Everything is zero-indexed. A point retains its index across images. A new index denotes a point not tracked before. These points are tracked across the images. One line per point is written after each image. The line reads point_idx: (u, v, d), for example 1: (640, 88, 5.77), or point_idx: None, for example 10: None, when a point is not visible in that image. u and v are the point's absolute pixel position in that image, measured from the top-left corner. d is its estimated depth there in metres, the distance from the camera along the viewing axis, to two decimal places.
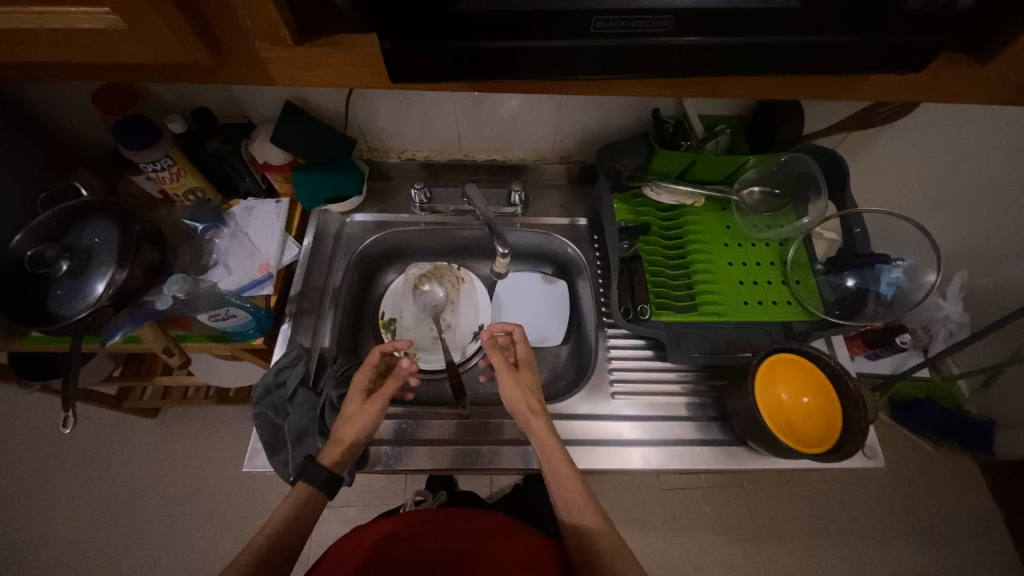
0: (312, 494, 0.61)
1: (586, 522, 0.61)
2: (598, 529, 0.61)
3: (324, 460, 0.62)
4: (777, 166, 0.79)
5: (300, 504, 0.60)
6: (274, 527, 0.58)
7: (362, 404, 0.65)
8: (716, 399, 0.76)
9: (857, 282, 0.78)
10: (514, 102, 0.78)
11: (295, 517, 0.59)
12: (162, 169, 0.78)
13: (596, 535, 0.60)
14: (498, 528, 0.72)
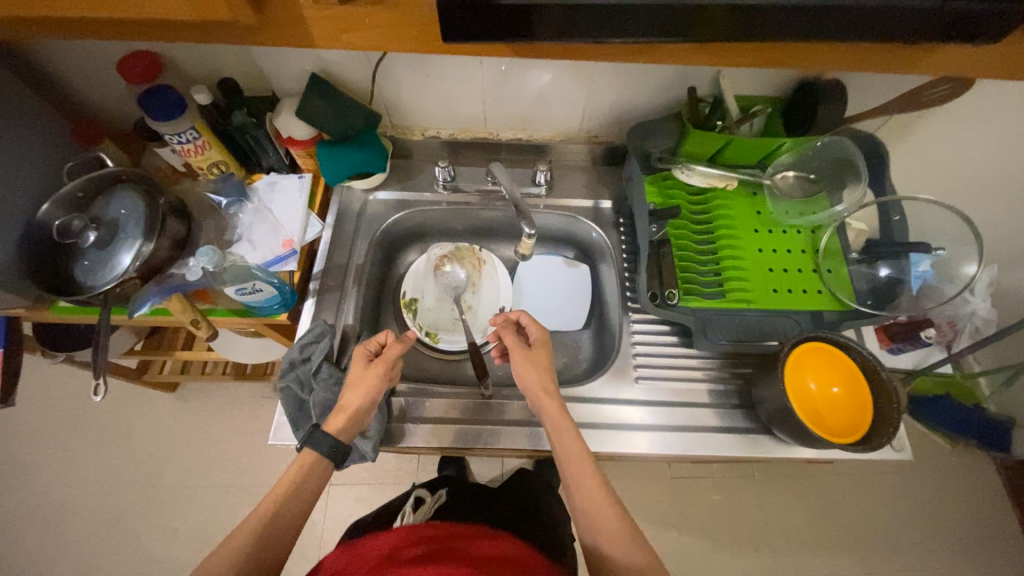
0: (318, 461, 0.61)
1: (599, 514, 0.60)
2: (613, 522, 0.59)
3: (330, 428, 0.62)
4: (813, 151, 0.77)
5: (305, 469, 0.60)
6: (283, 491, 0.58)
7: (362, 369, 0.66)
8: (741, 386, 0.75)
9: (891, 271, 0.76)
10: (544, 78, 0.76)
11: (300, 483, 0.59)
12: (188, 142, 0.77)
13: (609, 527, 0.58)
14: None
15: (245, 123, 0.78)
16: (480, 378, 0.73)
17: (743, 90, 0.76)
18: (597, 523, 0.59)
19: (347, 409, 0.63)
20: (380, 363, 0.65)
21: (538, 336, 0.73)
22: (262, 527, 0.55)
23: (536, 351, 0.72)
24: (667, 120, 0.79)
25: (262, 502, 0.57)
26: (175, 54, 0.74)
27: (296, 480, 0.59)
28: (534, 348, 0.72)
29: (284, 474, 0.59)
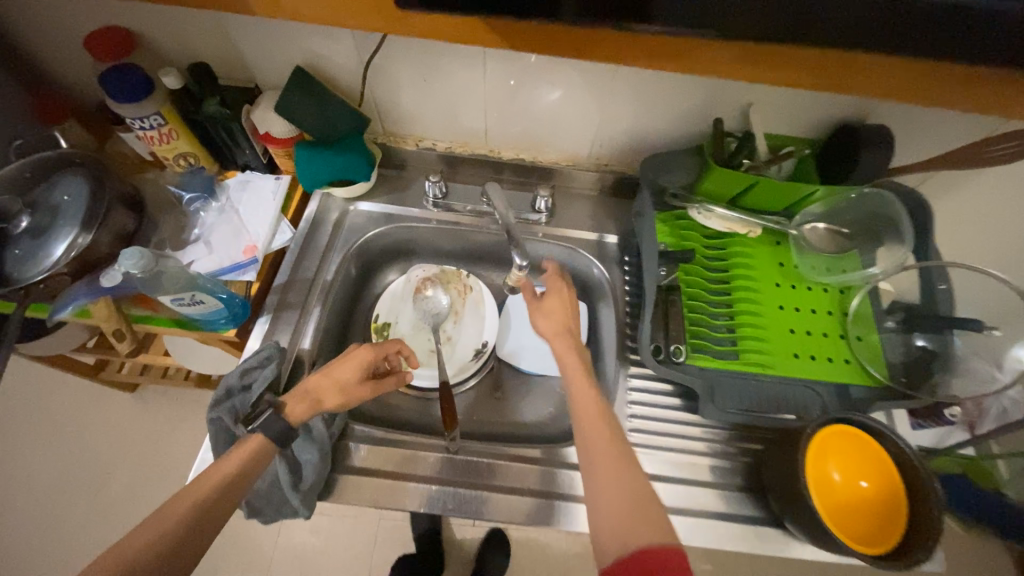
0: (264, 447, 0.52)
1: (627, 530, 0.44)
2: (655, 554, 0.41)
3: (289, 416, 0.54)
4: (847, 203, 0.69)
5: (250, 459, 0.51)
6: (225, 479, 0.48)
7: (356, 379, 0.58)
8: (750, 464, 0.65)
9: (931, 344, 0.66)
10: (553, 94, 0.68)
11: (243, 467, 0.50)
12: (151, 128, 0.69)
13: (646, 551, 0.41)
14: None
15: (216, 112, 0.70)
16: (448, 425, 0.63)
17: (774, 127, 0.68)
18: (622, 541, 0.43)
19: (320, 409, 0.56)
20: (372, 390, 0.59)
21: (567, 304, 0.65)
22: (194, 513, 0.45)
23: (555, 306, 0.65)
24: (688, 152, 0.71)
25: (198, 488, 0.46)
26: (150, 31, 0.67)
27: (242, 472, 0.49)
28: (556, 308, 0.65)
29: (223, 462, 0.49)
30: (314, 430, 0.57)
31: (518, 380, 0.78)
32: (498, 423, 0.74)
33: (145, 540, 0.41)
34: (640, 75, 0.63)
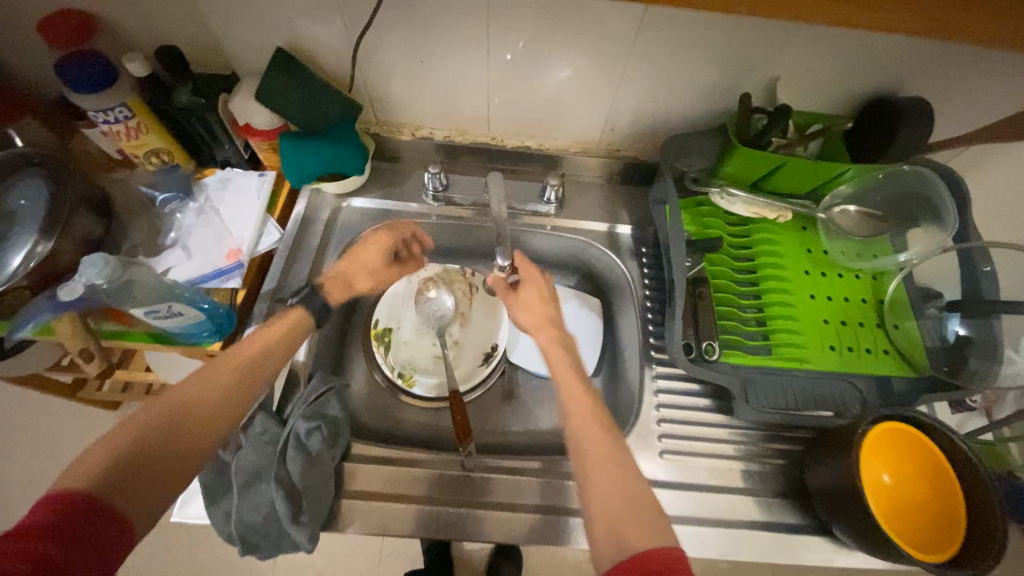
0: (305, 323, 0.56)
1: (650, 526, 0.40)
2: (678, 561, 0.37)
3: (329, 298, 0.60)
4: (879, 183, 0.65)
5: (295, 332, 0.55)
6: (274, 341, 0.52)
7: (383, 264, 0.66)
8: (788, 467, 0.60)
9: (972, 333, 0.62)
10: (562, 73, 0.62)
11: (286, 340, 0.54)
12: (116, 122, 0.63)
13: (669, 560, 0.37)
14: None
15: (189, 102, 0.63)
16: (461, 439, 0.57)
17: (801, 104, 0.63)
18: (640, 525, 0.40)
19: (352, 290, 0.63)
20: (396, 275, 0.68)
21: (541, 297, 0.62)
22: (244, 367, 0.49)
23: (535, 297, 0.61)
24: (708, 133, 0.65)
25: (249, 345, 0.51)
26: (112, 14, 0.60)
27: (281, 341, 0.53)
28: (534, 301, 0.61)
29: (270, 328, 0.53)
30: (314, 452, 0.51)
31: (531, 385, 0.72)
32: (512, 433, 0.69)
33: (197, 392, 0.45)
34: (658, 49, 0.57)
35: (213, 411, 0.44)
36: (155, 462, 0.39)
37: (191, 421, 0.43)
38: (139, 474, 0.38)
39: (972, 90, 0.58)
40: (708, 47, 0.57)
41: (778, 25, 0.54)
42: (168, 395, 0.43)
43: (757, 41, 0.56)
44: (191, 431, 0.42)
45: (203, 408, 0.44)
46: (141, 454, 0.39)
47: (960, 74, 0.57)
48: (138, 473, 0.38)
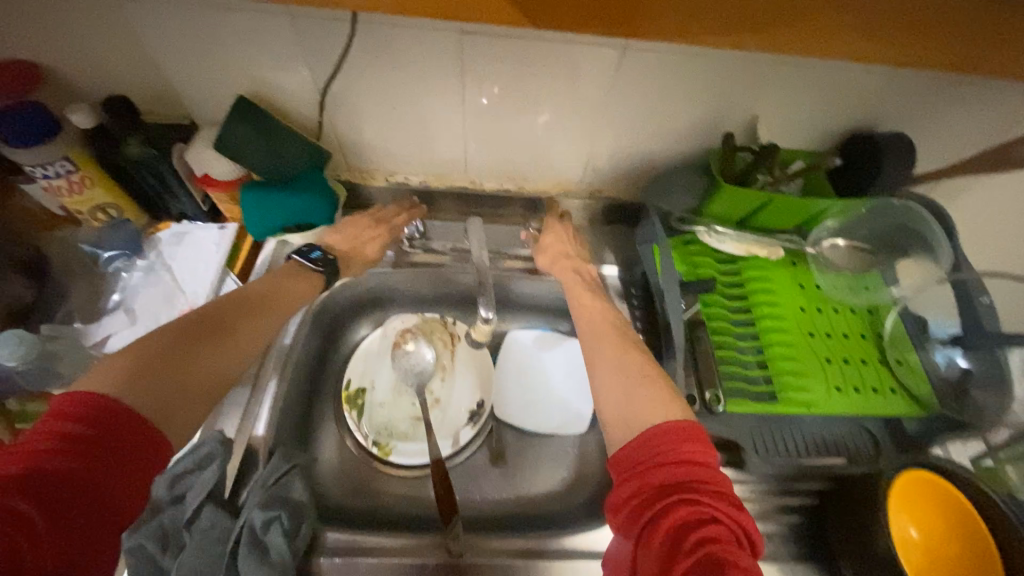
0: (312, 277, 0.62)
1: (698, 443, 0.42)
2: (729, 495, 0.40)
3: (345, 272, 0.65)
4: (865, 215, 0.64)
5: (299, 277, 0.61)
6: (285, 282, 0.59)
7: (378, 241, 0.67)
8: (808, 527, 0.55)
9: (975, 366, 0.58)
10: (541, 116, 0.60)
11: (294, 282, 0.60)
12: (58, 176, 0.57)
13: (716, 485, 0.40)
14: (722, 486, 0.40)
15: (140, 154, 0.58)
16: (446, 515, 0.50)
17: (781, 140, 0.63)
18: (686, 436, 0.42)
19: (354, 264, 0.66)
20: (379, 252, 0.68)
21: (569, 241, 0.68)
22: (257, 297, 0.56)
23: (565, 241, 0.67)
24: (690, 171, 0.64)
25: (265, 283, 0.58)
26: (57, 64, 0.56)
27: (300, 284, 0.61)
28: (575, 281, 0.64)
29: (280, 274, 0.60)
30: (273, 549, 0.44)
31: (522, 444, 0.66)
32: (502, 501, 0.62)
33: (229, 306, 0.53)
34: (638, 90, 0.56)
35: (236, 335, 0.52)
36: (187, 365, 0.46)
37: (217, 342, 0.50)
38: (174, 372, 0.45)
39: (944, 126, 0.59)
40: (688, 88, 0.56)
41: (755, 66, 0.53)
42: (194, 319, 0.50)
43: (735, 81, 0.55)
44: (210, 355, 0.49)
45: (228, 332, 0.51)
46: (169, 362, 0.45)
47: (932, 110, 0.57)
48: (163, 376, 0.44)
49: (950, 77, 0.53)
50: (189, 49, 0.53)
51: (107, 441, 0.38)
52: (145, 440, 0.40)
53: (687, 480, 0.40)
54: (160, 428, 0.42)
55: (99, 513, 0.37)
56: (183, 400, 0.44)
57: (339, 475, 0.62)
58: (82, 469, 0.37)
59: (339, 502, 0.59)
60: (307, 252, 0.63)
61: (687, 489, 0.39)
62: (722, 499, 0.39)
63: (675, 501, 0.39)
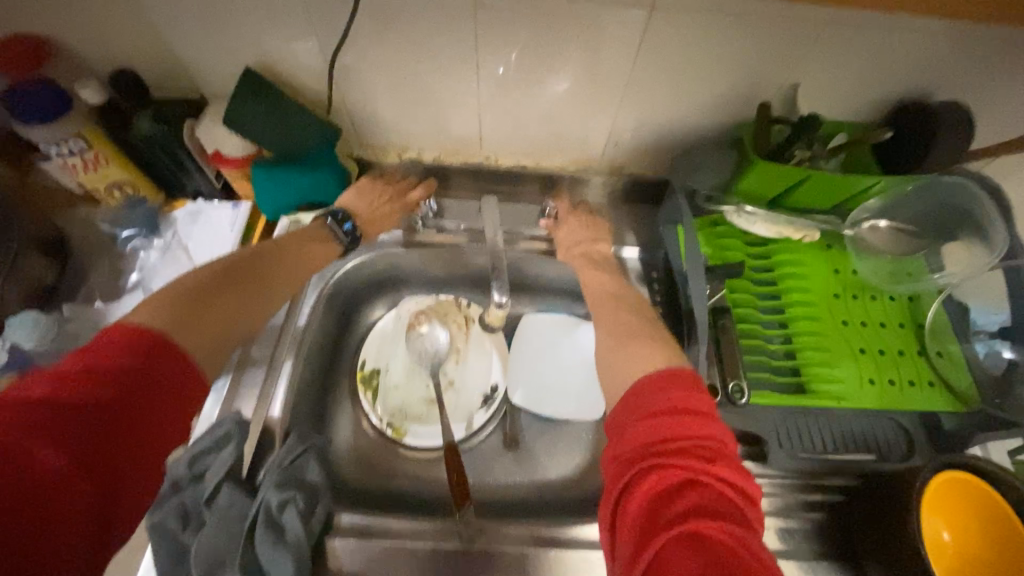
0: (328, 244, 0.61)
1: (673, 394, 0.42)
2: (706, 449, 0.38)
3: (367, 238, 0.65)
4: (912, 196, 0.59)
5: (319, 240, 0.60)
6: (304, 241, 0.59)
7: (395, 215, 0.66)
8: (830, 525, 0.54)
9: (1023, 357, 0.55)
10: (561, 86, 0.57)
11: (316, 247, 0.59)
12: (72, 154, 0.56)
13: (688, 438, 0.38)
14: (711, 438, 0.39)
15: (152, 131, 0.57)
16: (458, 502, 0.50)
17: (822, 112, 0.58)
18: (661, 392, 0.42)
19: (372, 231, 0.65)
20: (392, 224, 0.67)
21: (585, 229, 0.66)
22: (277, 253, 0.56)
23: (584, 231, 0.66)
24: (720, 147, 0.59)
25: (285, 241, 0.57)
26: (65, 37, 0.55)
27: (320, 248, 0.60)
28: (589, 266, 0.63)
29: (295, 233, 0.59)
30: (288, 530, 0.45)
31: (536, 429, 0.65)
32: (515, 484, 0.62)
33: (256, 257, 0.53)
34: (667, 57, 0.52)
35: (262, 286, 0.52)
36: (225, 310, 0.47)
37: (250, 289, 0.50)
38: (212, 307, 0.46)
39: (1012, 95, 0.53)
40: (722, 54, 0.51)
41: (801, 28, 0.48)
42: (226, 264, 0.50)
43: (776, 45, 0.50)
44: (243, 300, 0.49)
45: (259, 280, 0.52)
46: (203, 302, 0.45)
47: (999, 77, 0.51)
48: (205, 315, 0.44)
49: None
50: (193, 19, 0.51)
51: (154, 375, 0.38)
52: (186, 375, 0.40)
53: (658, 435, 0.39)
54: (199, 369, 0.41)
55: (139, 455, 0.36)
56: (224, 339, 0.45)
57: (354, 456, 0.62)
58: (138, 404, 0.36)
59: (354, 482, 0.60)
60: (340, 220, 0.62)
61: (673, 437, 0.39)
62: (695, 453, 0.38)
63: (642, 460, 0.38)
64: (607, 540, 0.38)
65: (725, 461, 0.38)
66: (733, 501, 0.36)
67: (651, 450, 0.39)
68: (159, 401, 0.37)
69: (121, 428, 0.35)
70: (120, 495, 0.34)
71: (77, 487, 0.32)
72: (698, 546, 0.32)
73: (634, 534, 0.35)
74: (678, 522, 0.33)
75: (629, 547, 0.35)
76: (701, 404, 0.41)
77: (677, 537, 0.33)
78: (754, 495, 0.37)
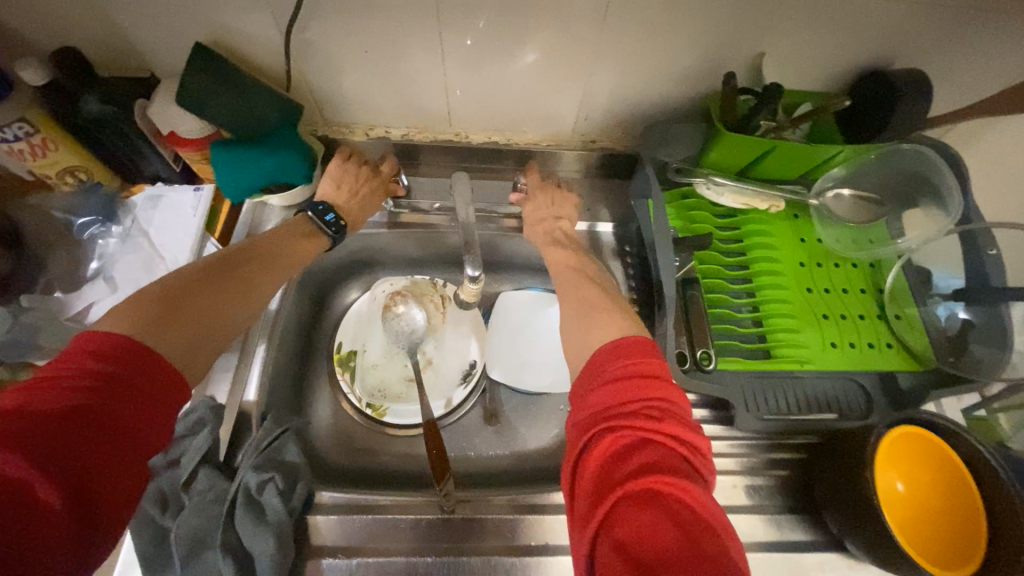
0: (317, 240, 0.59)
1: (628, 360, 0.43)
2: (659, 409, 0.39)
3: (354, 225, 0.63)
4: (875, 162, 0.60)
5: (305, 236, 0.58)
6: (287, 238, 0.56)
7: (375, 197, 0.64)
8: (795, 481, 0.56)
9: (978, 318, 0.58)
10: (526, 58, 0.55)
11: (304, 241, 0.57)
12: (17, 140, 0.53)
13: (642, 401, 0.40)
14: (663, 396, 0.40)
15: (101, 112, 0.54)
16: (437, 476, 0.51)
17: (788, 81, 0.58)
18: (617, 359, 0.43)
19: (360, 220, 0.63)
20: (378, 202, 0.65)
21: (553, 203, 0.65)
22: (258, 252, 0.52)
23: (555, 205, 0.65)
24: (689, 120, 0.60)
25: (267, 239, 0.54)
26: None
27: (307, 245, 0.57)
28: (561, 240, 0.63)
29: (281, 231, 0.57)
30: (268, 510, 0.46)
31: (515, 403, 0.66)
32: (494, 456, 0.64)
33: (236, 260, 0.50)
34: (633, 27, 0.51)
35: (250, 282, 0.50)
36: (206, 312, 0.44)
37: (235, 290, 0.48)
38: (189, 311, 0.43)
39: (970, 60, 0.53)
40: (687, 22, 0.51)
41: None
42: (210, 263, 0.48)
43: (743, 13, 0.50)
44: (223, 307, 0.46)
45: (243, 277, 0.49)
46: (184, 310, 0.42)
47: (956, 44, 0.52)
48: (183, 320, 0.42)
49: (980, 7, 0.48)
50: None
51: (133, 376, 0.36)
52: (167, 376, 0.38)
53: (614, 400, 0.41)
54: (177, 368, 0.39)
55: (120, 463, 0.34)
56: (206, 344, 0.43)
57: (335, 436, 0.63)
58: (115, 404, 0.34)
59: (336, 462, 0.61)
60: (321, 213, 0.60)
61: (628, 399, 0.40)
62: (648, 414, 0.39)
63: (599, 424, 0.40)
64: (568, 500, 0.40)
65: (677, 420, 0.39)
66: (683, 456, 0.37)
67: (608, 414, 0.40)
68: (141, 402, 0.36)
69: (97, 428, 0.33)
70: (97, 497, 0.32)
71: (49, 488, 0.30)
72: (649, 501, 0.34)
73: (591, 495, 0.37)
74: (631, 480, 0.35)
75: (587, 504, 0.36)
76: (655, 367, 0.42)
77: (629, 493, 0.34)
78: (704, 449, 0.39)
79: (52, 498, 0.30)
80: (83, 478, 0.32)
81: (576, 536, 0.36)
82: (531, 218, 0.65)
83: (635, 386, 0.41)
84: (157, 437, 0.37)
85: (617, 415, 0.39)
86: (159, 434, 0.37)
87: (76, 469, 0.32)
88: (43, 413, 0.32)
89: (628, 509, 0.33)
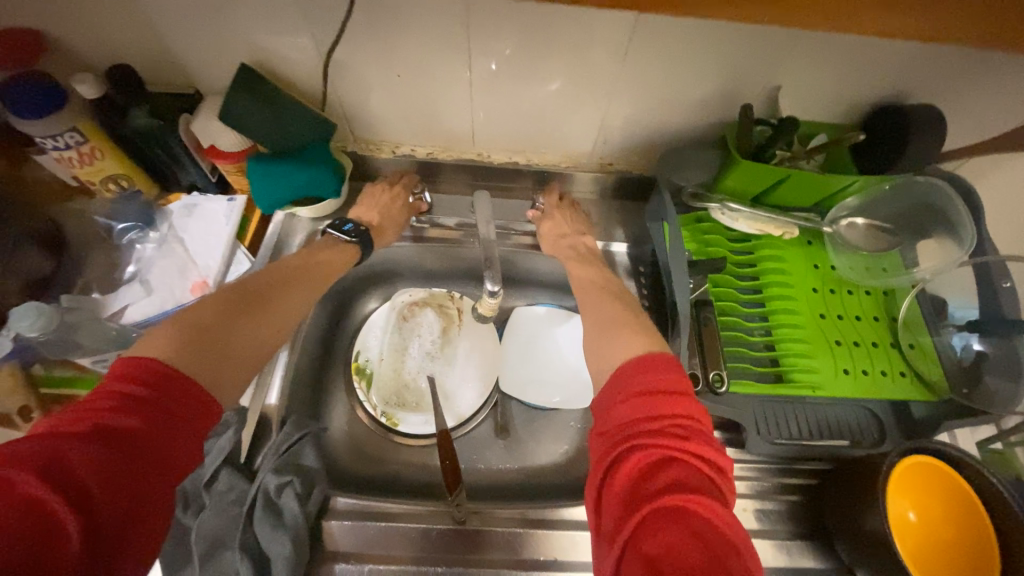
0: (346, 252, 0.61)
1: (651, 376, 0.44)
2: (683, 428, 0.40)
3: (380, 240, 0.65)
4: (888, 193, 0.61)
5: (339, 254, 0.60)
6: (317, 258, 0.58)
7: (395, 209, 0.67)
8: (807, 507, 0.56)
9: (991, 349, 0.58)
10: (549, 86, 0.58)
11: (333, 260, 0.60)
12: (68, 148, 0.56)
13: (667, 417, 0.41)
14: (689, 415, 0.41)
15: (147, 125, 0.57)
16: (450, 487, 0.52)
17: (803, 113, 0.60)
18: (643, 372, 0.45)
19: (381, 235, 0.65)
20: (400, 214, 0.67)
21: (568, 224, 0.68)
22: (291, 271, 0.55)
23: (569, 223, 0.67)
24: (704, 147, 0.62)
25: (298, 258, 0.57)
26: (56, 28, 0.55)
27: (334, 268, 0.60)
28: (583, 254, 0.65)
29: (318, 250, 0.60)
30: (287, 513, 0.47)
31: (526, 417, 0.67)
32: (504, 470, 0.64)
33: (273, 279, 0.53)
34: (652, 59, 0.54)
35: (276, 305, 0.51)
36: (232, 337, 0.45)
37: (263, 315, 0.49)
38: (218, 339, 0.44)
39: (982, 99, 0.55)
40: (705, 55, 0.53)
41: (781, 32, 0.50)
42: (235, 287, 0.50)
43: (758, 49, 0.52)
44: (252, 335, 0.47)
45: (266, 304, 0.50)
46: (215, 339, 0.44)
47: (969, 80, 0.53)
48: (214, 347, 0.43)
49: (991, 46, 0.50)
50: (188, 17, 0.52)
51: (166, 401, 0.37)
52: (196, 398, 0.39)
53: (637, 415, 0.42)
54: (205, 391, 0.40)
55: (135, 487, 0.34)
56: (234, 365, 0.44)
57: (350, 443, 0.64)
58: (138, 424, 0.35)
59: (350, 469, 0.62)
60: (340, 225, 0.63)
61: (655, 416, 0.41)
62: (672, 432, 0.40)
63: (624, 440, 0.41)
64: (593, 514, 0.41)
65: (700, 438, 0.40)
66: (708, 476, 0.38)
67: (633, 430, 0.41)
68: (165, 426, 0.36)
69: (120, 453, 0.34)
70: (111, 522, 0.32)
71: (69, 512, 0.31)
72: (674, 519, 0.35)
73: (617, 510, 0.38)
74: (658, 497, 0.36)
75: (614, 520, 0.37)
76: (678, 383, 0.44)
77: (656, 510, 0.35)
78: (725, 466, 0.40)
79: (71, 523, 0.31)
80: (96, 507, 0.32)
81: (601, 549, 0.38)
82: (545, 239, 0.67)
83: (662, 403, 0.42)
84: (179, 464, 0.37)
85: (644, 432, 0.40)
86: (181, 461, 0.37)
87: (97, 493, 0.32)
88: (77, 436, 0.33)
89: (657, 525, 0.35)
